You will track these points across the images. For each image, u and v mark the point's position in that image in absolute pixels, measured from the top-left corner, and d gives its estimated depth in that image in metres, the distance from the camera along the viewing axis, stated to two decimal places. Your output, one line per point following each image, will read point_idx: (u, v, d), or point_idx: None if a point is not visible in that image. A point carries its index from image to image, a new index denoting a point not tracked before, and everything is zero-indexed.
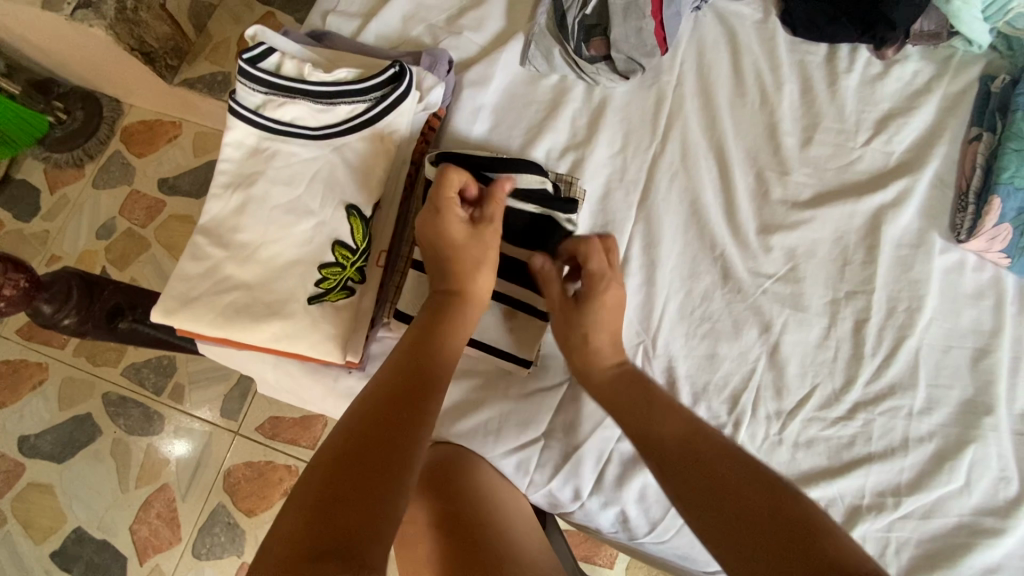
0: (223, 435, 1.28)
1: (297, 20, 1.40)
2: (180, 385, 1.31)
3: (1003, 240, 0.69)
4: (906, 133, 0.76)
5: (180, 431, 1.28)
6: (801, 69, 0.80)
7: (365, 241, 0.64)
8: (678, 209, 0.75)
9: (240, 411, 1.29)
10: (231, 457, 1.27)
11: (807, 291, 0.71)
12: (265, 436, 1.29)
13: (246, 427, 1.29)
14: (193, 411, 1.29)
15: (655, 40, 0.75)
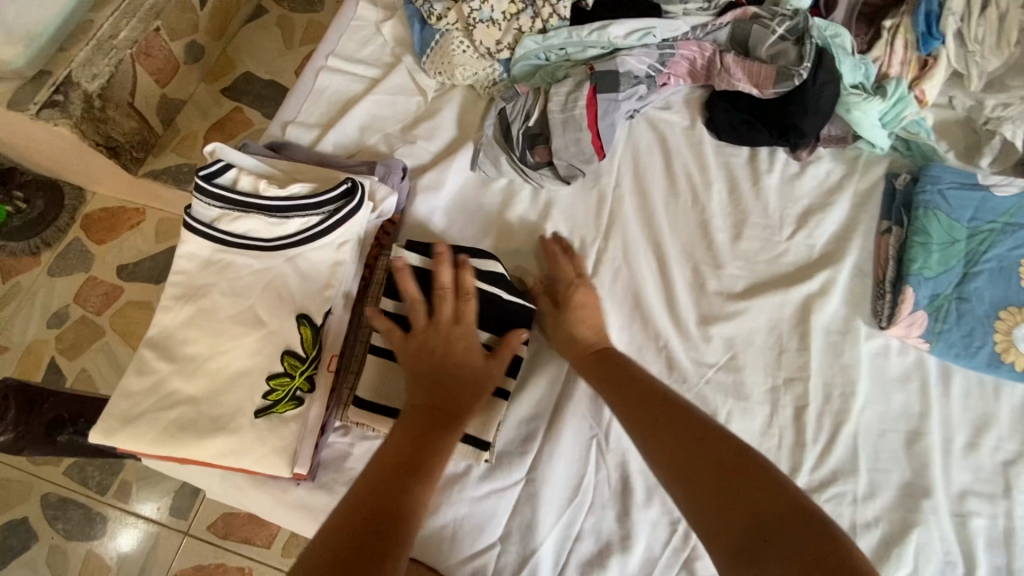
0: (171, 536, 1.20)
1: (264, 114, 1.46)
2: (127, 483, 1.23)
3: (920, 326, 0.74)
4: (826, 227, 0.83)
5: (125, 533, 1.20)
6: (728, 170, 0.88)
7: (314, 351, 0.64)
8: (623, 303, 0.79)
9: (190, 509, 1.21)
10: (178, 561, 1.18)
11: (748, 380, 0.74)
12: (217, 536, 1.20)
13: (196, 527, 1.21)
14: (139, 511, 1.21)
15: (592, 149, 0.82)
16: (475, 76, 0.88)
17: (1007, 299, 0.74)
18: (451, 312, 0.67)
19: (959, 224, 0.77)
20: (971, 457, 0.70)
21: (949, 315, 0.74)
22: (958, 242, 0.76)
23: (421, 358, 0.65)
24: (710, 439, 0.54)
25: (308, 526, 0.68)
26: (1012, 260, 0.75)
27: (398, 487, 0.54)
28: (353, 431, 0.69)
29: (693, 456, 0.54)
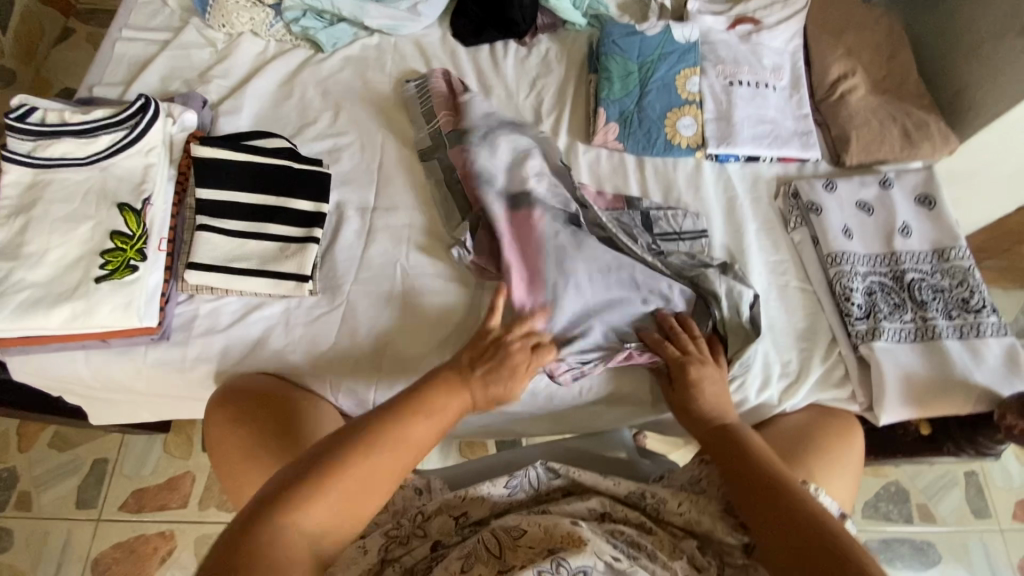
0: (85, 525, 1.34)
1: None
2: (26, 493, 1.37)
3: (614, 133, 1.02)
4: (550, 87, 1.09)
5: (43, 527, 1.34)
6: (475, 62, 1.12)
7: (139, 229, 0.80)
8: (404, 165, 1.00)
9: (98, 496, 1.37)
10: (96, 545, 1.33)
11: None
12: (132, 512, 1.36)
13: (108, 511, 1.36)
14: (48, 511, 1.35)
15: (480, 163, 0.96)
16: (252, 21, 1.08)
17: (670, 105, 1.03)
18: (275, 165, 0.87)
19: (631, 60, 1.06)
20: None
21: (633, 122, 1.02)
22: (633, 73, 1.05)
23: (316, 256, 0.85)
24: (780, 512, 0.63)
25: (172, 378, 0.83)
26: (670, 78, 1.05)
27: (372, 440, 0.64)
28: (195, 299, 0.85)
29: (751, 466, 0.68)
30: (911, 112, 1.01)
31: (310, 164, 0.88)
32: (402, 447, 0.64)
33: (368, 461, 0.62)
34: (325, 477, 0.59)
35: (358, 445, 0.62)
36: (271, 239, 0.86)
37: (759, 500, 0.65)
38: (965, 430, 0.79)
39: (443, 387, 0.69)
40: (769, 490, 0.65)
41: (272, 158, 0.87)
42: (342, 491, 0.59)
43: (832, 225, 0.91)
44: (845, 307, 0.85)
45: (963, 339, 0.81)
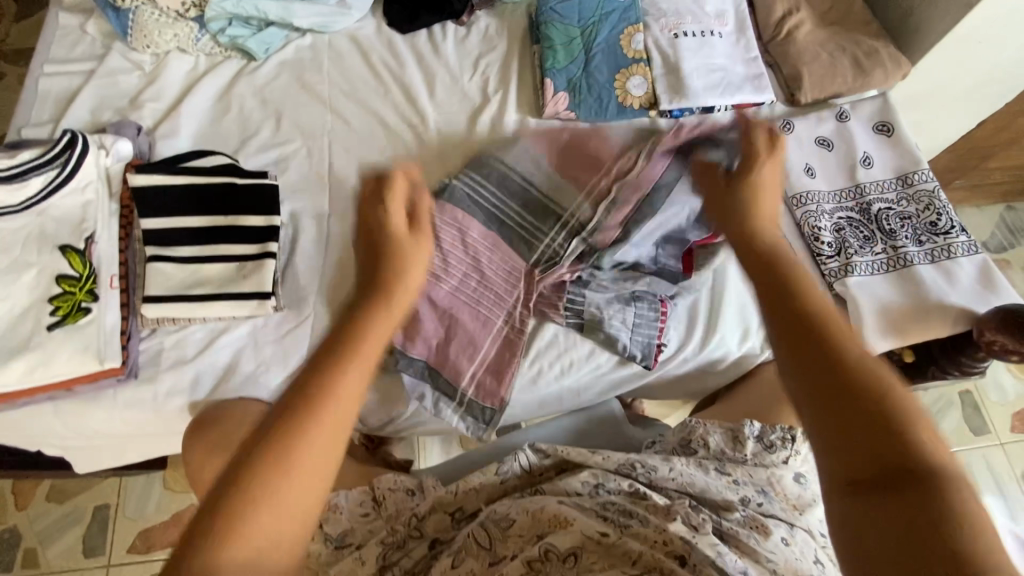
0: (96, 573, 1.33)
1: None
2: (31, 550, 1.35)
3: (563, 102, 0.99)
4: (494, 65, 1.06)
5: None
6: (414, 50, 1.09)
7: (86, 270, 0.78)
8: (354, 166, 0.97)
9: (105, 543, 1.35)
10: None
11: None
12: (142, 552, 1.35)
13: (117, 555, 1.35)
14: (56, 564, 1.34)
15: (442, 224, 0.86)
16: (176, 37, 1.04)
17: (618, 66, 1.01)
18: (224, 184, 0.84)
19: (572, 26, 1.03)
20: None
21: (582, 90, 1.00)
22: (576, 39, 1.02)
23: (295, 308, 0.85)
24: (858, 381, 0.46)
25: (147, 416, 0.81)
26: (614, 38, 1.02)
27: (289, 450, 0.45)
28: (158, 333, 0.83)
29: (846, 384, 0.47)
30: (861, 40, 1.00)
31: (259, 177, 0.86)
32: (279, 484, 0.43)
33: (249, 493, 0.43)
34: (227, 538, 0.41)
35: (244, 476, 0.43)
36: (226, 260, 0.83)
37: (842, 410, 0.45)
38: (947, 351, 0.78)
39: (333, 361, 0.48)
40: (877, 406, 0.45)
41: (219, 176, 0.84)
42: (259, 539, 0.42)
43: (794, 165, 0.90)
44: (816, 247, 0.84)
45: (935, 263, 0.81)
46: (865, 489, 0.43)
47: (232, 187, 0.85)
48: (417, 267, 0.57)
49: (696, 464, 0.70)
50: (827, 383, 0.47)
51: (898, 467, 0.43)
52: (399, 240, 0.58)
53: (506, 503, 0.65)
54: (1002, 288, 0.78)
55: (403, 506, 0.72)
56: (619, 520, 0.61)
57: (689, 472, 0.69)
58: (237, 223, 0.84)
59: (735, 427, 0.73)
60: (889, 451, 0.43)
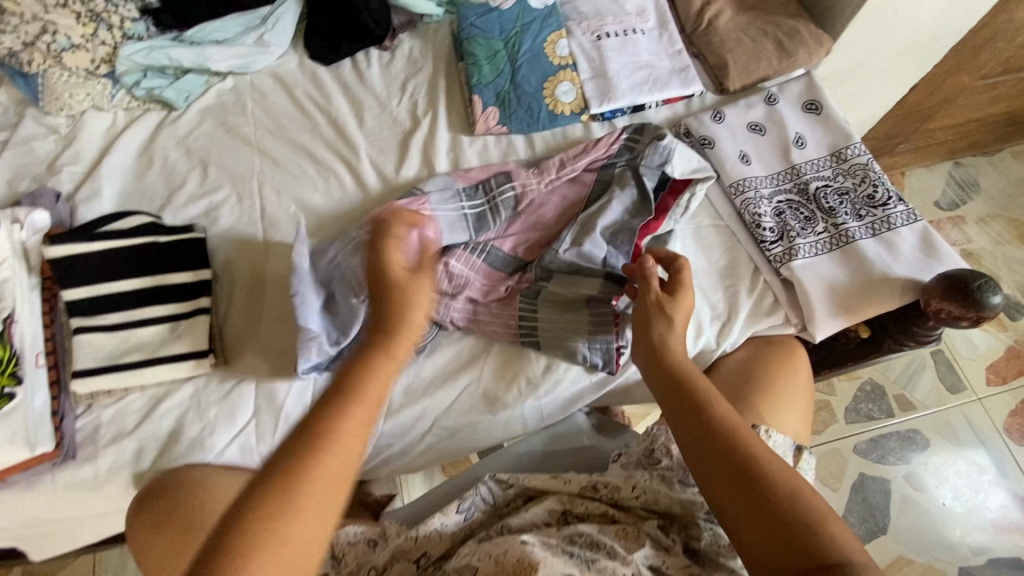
0: None
1: None
2: None
3: (493, 117, 0.98)
4: (421, 87, 1.05)
5: None
6: (339, 80, 1.07)
7: (7, 352, 0.74)
8: (287, 207, 0.94)
9: None
10: None
11: None
12: None
13: None
14: None
15: None
16: (89, 96, 0.99)
17: (545, 75, 1.00)
18: (145, 241, 0.81)
19: (495, 39, 1.02)
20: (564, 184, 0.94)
21: (511, 102, 0.98)
22: (500, 52, 1.01)
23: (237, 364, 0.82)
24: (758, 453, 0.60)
25: (91, 496, 0.77)
26: (538, 46, 1.01)
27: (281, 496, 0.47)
28: (94, 408, 0.79)
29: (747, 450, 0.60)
30: (781, 22, 1.00)
31: (183, 230, 0.83)
32: (294, 520, 0.46)
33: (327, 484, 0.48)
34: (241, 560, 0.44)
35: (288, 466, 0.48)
36: (156, 321, 0.80)
37: (717, 468, 0.60)
38: (899, 324, 0.77)
39: (336, 406, 0.51)
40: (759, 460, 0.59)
41: (140, 234, 0.81)
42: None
43: (728, 154, 0.90)
44: (759, 233, 0.84)
45: (877, 236, 0.80)
46: (746, 527, 0.57)
47: (154, 242, 0.81)
48: (420, 308, 0.56)
49: (661, 479, 0.67)
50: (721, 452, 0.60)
51: (770, 498, 0.57)
52: (414, 274, 0.57)
53: (467, 550, 0.63)
54: (943, 254, 0.78)
55: (364, 560, 0.67)
56: (587, 557, 0.60)
57: (653, 489, 0.67)
58: (165, 279, 0.81)
59: None
60: (775, 503, 0.56)
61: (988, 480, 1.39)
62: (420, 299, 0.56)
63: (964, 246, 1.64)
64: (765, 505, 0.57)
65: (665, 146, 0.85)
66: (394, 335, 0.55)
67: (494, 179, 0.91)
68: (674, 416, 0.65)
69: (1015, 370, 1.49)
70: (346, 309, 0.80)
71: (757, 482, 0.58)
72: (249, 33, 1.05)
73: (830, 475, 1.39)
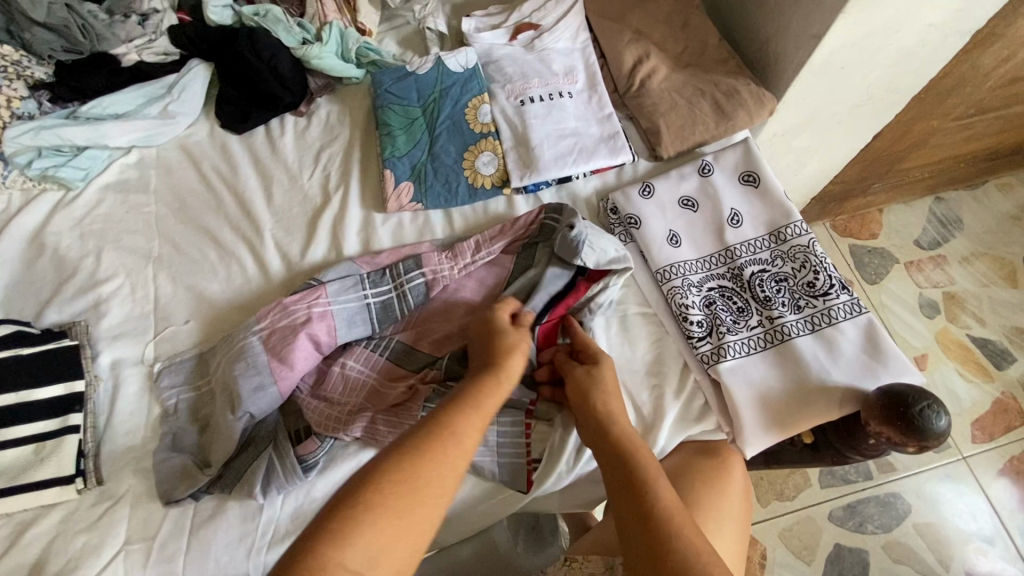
0: None
1: None
2: None
3: (407, 193, 0.91)
4: (336, 158, 0.98)
5: None
6: (251, 151, 1.00)
7: None
8: (184, 297, 0.87)
9: None
10: None
11: None
12: None
13: None
14: None
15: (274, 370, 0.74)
16: None
17: (465, 144, 0.93)
18: (7, 354, 0.74)
19: (412, 106, 0.95)
20: None
21: (427, 176, 0.91)
22: (417, 120, 0.94)
23: (111, 488, 0.74)
24: (676, 513, 0.58)
25: None
26: (458, 113, 0.94)
27: (412, 477, 0.54)
28: None
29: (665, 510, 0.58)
30: (719, 81, 0.92)
31: (55, 339, 0.77)
32: (383, 518, 0.51)
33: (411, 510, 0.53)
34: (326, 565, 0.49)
35: (392, 473, 0.54)
36: (15, 443, 0.72)
37: (634, 525, 0.58)
38: (841, 437, 0.69)
39: (453, 418, 0.59)
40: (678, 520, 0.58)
41: (0, 346, 0.74)
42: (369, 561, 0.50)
43: (655, 235, 0.82)
44: (685, 328, 0.75)
45: (816, 333, 0.72)
46: None
47: (17, 355, 0.74)
48: (519, 352, 0.67)
49: None
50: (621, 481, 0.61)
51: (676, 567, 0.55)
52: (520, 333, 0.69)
53: None
54: (889, 356, 0.69)
55: None
56: None
57: None
58: (29, 396, 0.73)
59: (614, 564, 0.68)
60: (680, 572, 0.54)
61: (976, 549, 1.29)
62: (520, 359, 0.67)
63: (947, 288, 1.54)
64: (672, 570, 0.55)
65: (574, 237, 0.76)
66: (508, 379, 0.65)
67: (402, 264, 0.82)
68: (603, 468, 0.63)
69: (1003, 425, 1.39)
70: (225, 432, 0.73)
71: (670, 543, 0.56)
72: (152, 104, 0.99)
73: (805, 546, 1.30)
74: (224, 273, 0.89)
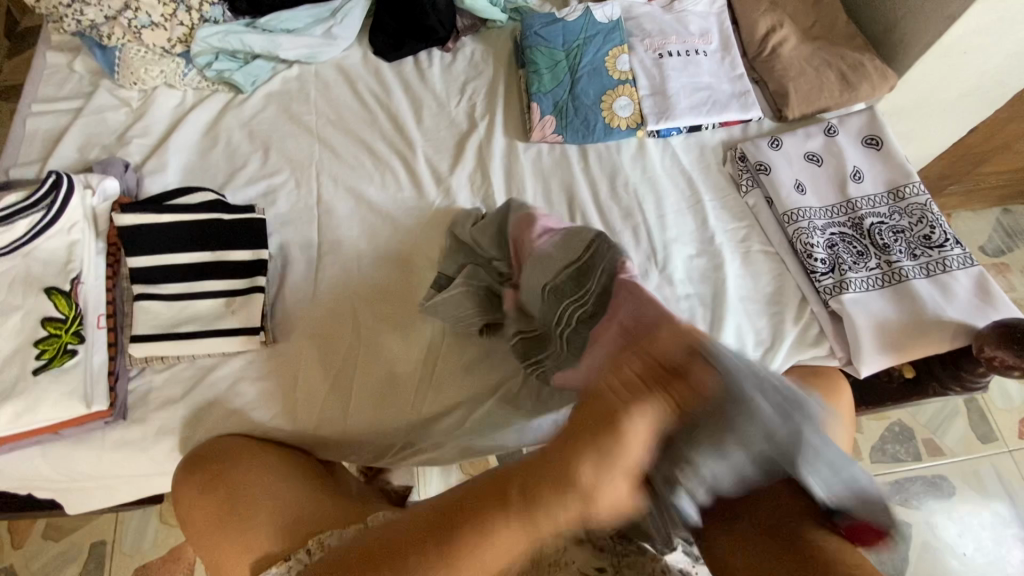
0: None
1: None
2: None
3: (550, 125, 0.99)
4: (480, 90, 1.07)
5: None
6: (401, 78, 1.09)
7: (72, 311, 0.78)
8: (343, 196, 0.97)
9: None
10: None
11: (458, 201, 0.96)
12: None
13: None
14: None
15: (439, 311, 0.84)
16: (163, 73, 1.04)
17: (604, 87, 1.00)
18: (209, 217, 0.84)
19: (557, 49, 1.02)
20: (613, 198, 0.94)
21: (568, 112, 0.99)
22: (562, 62, 1.01)
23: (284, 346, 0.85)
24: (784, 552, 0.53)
25: (136, 457, 0.80)
26: (599, 60, 1.01)
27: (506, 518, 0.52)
28: (147, 372, 0.82)
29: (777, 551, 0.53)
30: (846, 54, 0.99)
31: (244, 209, 0.86)
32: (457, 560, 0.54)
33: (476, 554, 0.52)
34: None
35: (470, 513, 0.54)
36: (212, 294, 0.83)
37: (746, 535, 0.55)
38: (947, 368, 0.78)
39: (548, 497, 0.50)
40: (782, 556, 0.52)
41: (203, 208, 0.84)
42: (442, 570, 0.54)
43: (784, 181, 0.90)
44: (810, 264, 0.84)
45: (931, 277, 0.81)
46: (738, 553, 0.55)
47: (216, 218, 0.84)
48: None
49: None
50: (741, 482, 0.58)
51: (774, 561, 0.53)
52: None
53: None
54: (1000, 302, 0.78)
55: None
56: (618, 552, 0.63)
57: None
58: (226, 255, 0.84)
59: None
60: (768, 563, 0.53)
61: (1013, 535, 1.36)
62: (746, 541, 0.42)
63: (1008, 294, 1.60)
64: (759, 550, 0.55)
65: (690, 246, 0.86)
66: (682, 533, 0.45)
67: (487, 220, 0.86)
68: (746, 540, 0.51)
69: None
70: (453, 389, 0.84)
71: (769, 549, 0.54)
72: (318, 25, 1.08)
73: None
74: (378, 180, 0.98)
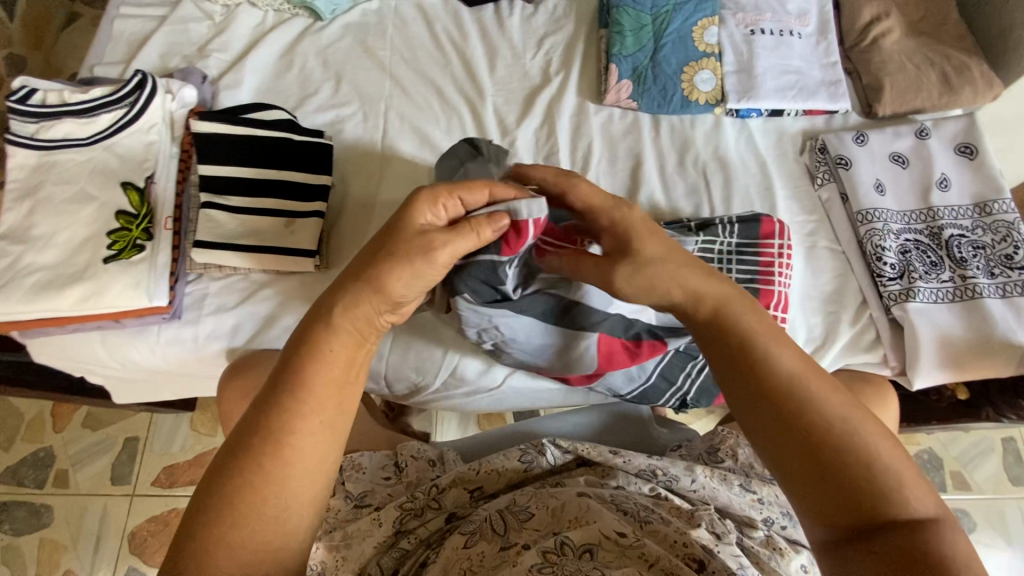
0: (120, 501, 1.27)
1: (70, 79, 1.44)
2: (65, 470, 1.30)
3: (626, 90, 0.96)
4: (558, 47, 1.04)
5: (68, 513, 1.27)
6: (479, 23, 1.07)
7: (143, 208, 0.81)
8: (407, 135, 0.97)
9: (132, 471, 1.29)
10: (132, 519, 1.26)
11: (520, 155, 0.95)
12: (164, 487, 1.29)
13: (142, 487, 1.29)
14: (82, 492, 1.28)
15: None
16: None
17: (688, 58, 0.96)
18: (282, 136, 0.86)
19: (644, 12, 0.98)
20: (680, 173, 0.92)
21: (647, 79, 0.96)
22: (647, 26, 0.98)
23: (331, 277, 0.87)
24: (844, 486, 0.48)
25: (186, 355, 0.84)
26: (687, 29, 0.97)
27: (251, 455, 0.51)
28: (203, 278, 0.85)
29: (834, 485, 0.48)
30: (952, 54, 0.93)
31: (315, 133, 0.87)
32: (261, 465, 0.51)
33: (248, 462, 0.51)
34: (187, 539, 0.49)
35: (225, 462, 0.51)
36: (273, 211, 0.85)
37: (803, 469, 0.49)
38: (1004, 394, 0.78)
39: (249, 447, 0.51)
40: (816, 446, 0.49)
41: (278, 129, 0.86)
42: (263, 500, 0.50)
43: (863, 179, 0.86)
44: (878, 267, 0.80)
45: (1006, 298, 0.77)
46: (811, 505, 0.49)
47: (288, 138, 0.86)
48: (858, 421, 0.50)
49: (718, 477, 0.68)
50: (790, 445, 0.50)
51: (843, 490, 0.48)
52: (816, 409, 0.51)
53: (528, 494, 0.66)
54: None
55: (424, 476, 0.74)
56: (640, 518, 0.61)
57: (712, 486, 0.67)
58: (292, 176, 0.85)
59: None
60: (801, 454, 0.50)
61: None
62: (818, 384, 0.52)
63: None
64: (816, 469, 0.49)
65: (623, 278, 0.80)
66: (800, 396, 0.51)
67: None
68: (799, 482, 0.50)
69: None
70: None
71: (830, 486, 0.48)
72: None
73: None
74: (445, 124, 0.98)
